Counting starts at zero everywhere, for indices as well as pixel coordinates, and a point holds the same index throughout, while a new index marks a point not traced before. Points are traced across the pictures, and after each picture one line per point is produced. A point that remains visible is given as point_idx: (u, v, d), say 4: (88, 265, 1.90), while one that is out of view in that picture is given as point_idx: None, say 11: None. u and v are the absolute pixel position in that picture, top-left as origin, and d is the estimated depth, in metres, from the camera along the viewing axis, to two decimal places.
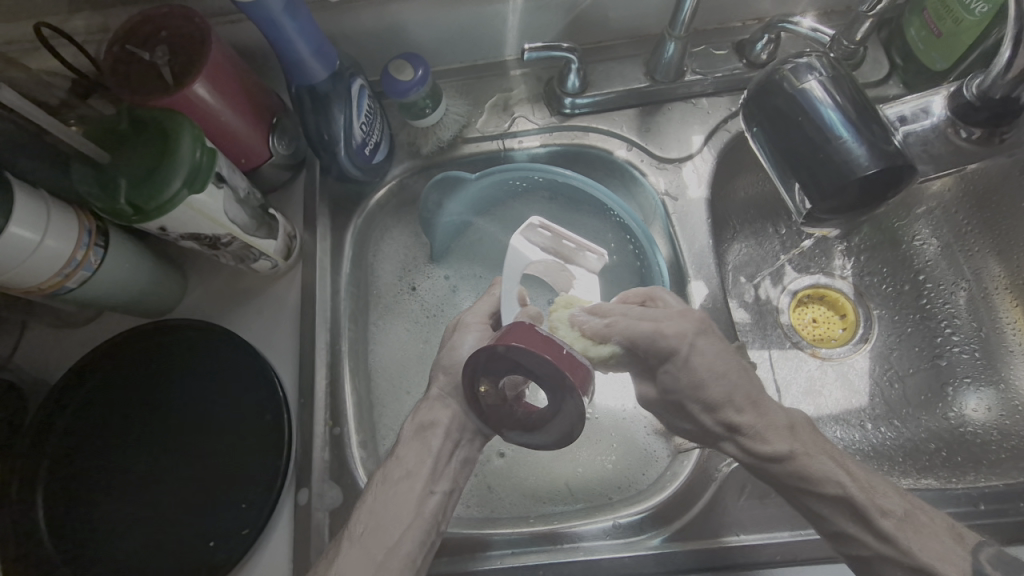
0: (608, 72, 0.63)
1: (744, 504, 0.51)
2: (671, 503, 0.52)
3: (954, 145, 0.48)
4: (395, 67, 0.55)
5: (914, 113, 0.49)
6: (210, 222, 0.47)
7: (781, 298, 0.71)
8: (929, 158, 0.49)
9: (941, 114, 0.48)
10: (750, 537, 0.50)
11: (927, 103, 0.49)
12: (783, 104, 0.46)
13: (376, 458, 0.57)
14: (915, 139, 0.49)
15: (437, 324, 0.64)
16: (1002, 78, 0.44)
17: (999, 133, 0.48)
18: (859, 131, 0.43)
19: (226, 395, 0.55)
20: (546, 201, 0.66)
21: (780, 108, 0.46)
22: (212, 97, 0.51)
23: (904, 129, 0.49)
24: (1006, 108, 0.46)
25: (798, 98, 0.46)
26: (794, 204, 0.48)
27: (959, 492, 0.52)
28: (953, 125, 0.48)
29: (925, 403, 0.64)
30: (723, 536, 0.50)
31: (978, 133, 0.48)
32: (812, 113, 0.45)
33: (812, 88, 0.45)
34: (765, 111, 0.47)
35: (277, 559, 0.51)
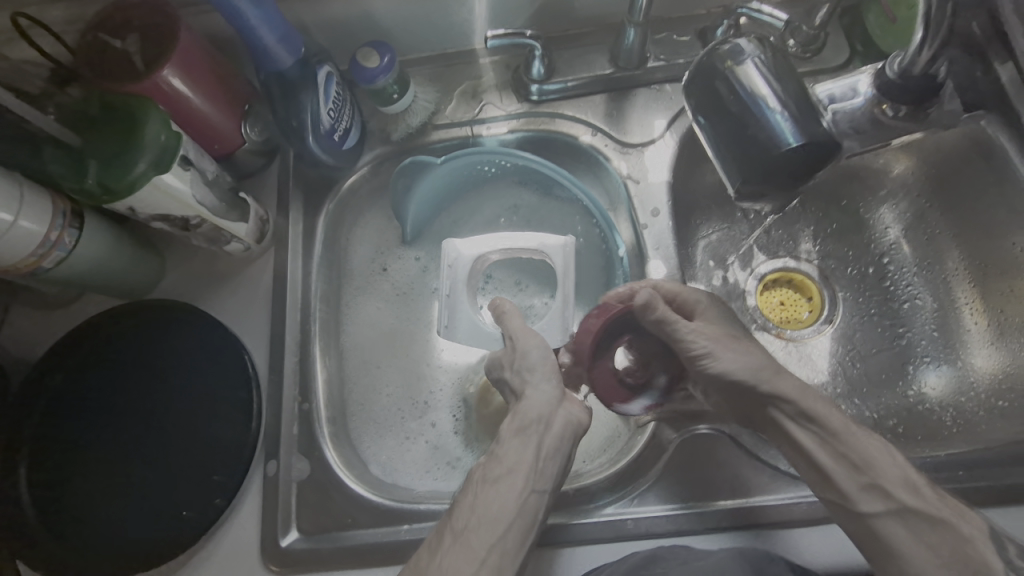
0: (575, 59, 0.64)
1: (700, 475, 0.52)
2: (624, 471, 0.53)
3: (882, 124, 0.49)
4: (362, 55, 0.57)
5: (842, 91, 0.50)
6: (179, 204, 0.49)
7: (749, 281, 0.73)
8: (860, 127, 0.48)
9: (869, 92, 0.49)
10: (705, 506, 0.51)
11: (854, 82, 0.49)
12: (718, 85, 0.48)
13: (345, 432, 0.59)
14: (843, 117, 0.49)
15: (408, 303, 0.67)
16: (917, 59, 0.45)
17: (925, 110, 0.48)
18: (795, 116, 0.45)
19: (201, 372, 0.57)
20: (515, 186, 0.68)
21: (726, 90, 0.47)
22: (180, 83, 0.52)
23: (832, 107, 0.49)
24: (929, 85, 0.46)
25: (731, 78, 0.47)
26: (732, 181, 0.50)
27: (906, 461, 0.53)
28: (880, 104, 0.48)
29: (887, 381, 0.65)
30: (678, 504, 0.52)
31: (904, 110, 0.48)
32: (754, 96, 0.46)
33: (744, 68, 0.47)
34: (712, 92, 0.48)
35: (246, 526, 0.53)
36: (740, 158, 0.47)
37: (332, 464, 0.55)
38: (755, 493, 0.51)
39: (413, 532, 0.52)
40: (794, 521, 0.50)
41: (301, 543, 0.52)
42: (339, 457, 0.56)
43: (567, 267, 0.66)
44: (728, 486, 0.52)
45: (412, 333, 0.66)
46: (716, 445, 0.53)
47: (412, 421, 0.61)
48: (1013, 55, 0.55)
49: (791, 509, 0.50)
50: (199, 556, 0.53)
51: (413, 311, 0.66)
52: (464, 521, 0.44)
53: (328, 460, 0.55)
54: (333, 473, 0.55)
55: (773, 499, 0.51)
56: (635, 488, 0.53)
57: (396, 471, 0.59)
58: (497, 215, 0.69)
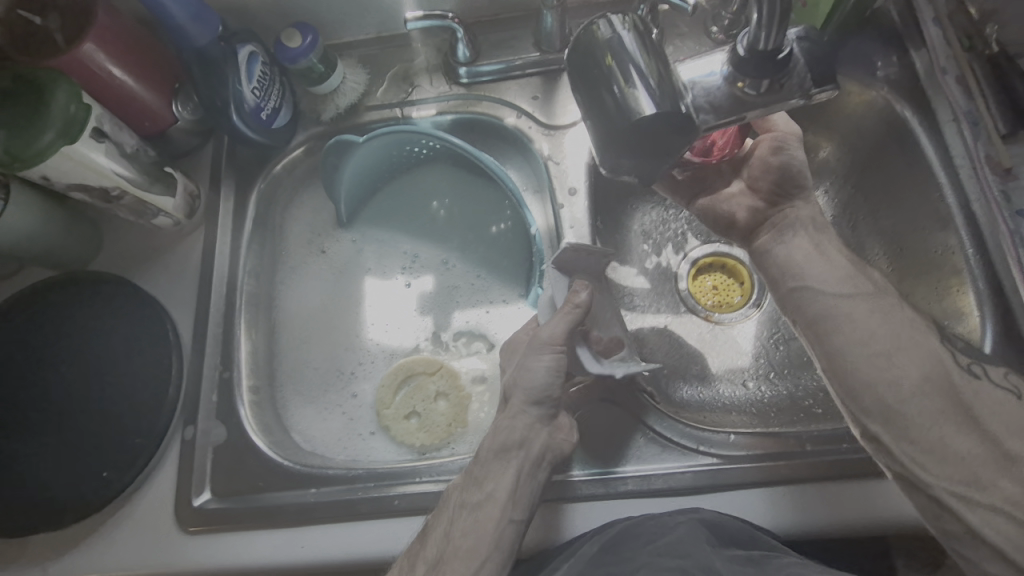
0: (502, 43, 0.66)
1: (596, 437, 0.54)
2: None
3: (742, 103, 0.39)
4: (284, 35, 0.59)
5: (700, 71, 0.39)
6: (95, 175, 0.51)
7: (681, 265, 0.74)
8: (718, 111, 0.39)
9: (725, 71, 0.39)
10: (596, 471, 0.52)
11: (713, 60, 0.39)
12: (584, 58, 0.40)
13: (268, 401, 0.61)
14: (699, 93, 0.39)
15: (341, 280, 0.68)
16: (758, 31, 0.35)
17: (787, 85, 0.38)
18: (651, 85, 0.37)
19: (123, 341, 0.59)
20: (447, 168, 0.70)
21: (593, 47, 0.40)
22: (102, 58, 0.54)
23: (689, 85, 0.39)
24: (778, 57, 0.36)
25: (599, 49, 0.40)
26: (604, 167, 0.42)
27: (808, 434, 0.52)
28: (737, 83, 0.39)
29: (807, 363, 0.66)
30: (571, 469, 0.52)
31: (762, 88, 0.38)
32: (618, 58, 0.39)
33: (611, 40, 0.39)
34: (580, 50, 0.41)
35: (164, 487, 0.56)
36: (595, 141, 0.40)
37: (247, 430, 0.57)
38: (644, 462, 0.52)
39: (317, 496, 0.54)
40: (681, 489, 0.51)
41: (213, 504, 0.55)
42: (257, 423, 0.58)
43: (492, 248, 0.68)
44: (623, 457, 0.52)
45: (342, 309, 0.67)
46: (612, 412, 0.54)
47: (336, 391, 0.64)
48: (927, 40, 0.58)
49: (677, 477, 0.51)
50: (117, 516, 0.55)
51: (346, 288, 0.68)
52: (438, 551, 0.46)
53: (244, 424, 0.57)
54: (248, 438, 0.57)
55: (660, 468, 0.52)
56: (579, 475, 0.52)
57: (315, 438, 0.61)
58: (430, 197, 0.70)
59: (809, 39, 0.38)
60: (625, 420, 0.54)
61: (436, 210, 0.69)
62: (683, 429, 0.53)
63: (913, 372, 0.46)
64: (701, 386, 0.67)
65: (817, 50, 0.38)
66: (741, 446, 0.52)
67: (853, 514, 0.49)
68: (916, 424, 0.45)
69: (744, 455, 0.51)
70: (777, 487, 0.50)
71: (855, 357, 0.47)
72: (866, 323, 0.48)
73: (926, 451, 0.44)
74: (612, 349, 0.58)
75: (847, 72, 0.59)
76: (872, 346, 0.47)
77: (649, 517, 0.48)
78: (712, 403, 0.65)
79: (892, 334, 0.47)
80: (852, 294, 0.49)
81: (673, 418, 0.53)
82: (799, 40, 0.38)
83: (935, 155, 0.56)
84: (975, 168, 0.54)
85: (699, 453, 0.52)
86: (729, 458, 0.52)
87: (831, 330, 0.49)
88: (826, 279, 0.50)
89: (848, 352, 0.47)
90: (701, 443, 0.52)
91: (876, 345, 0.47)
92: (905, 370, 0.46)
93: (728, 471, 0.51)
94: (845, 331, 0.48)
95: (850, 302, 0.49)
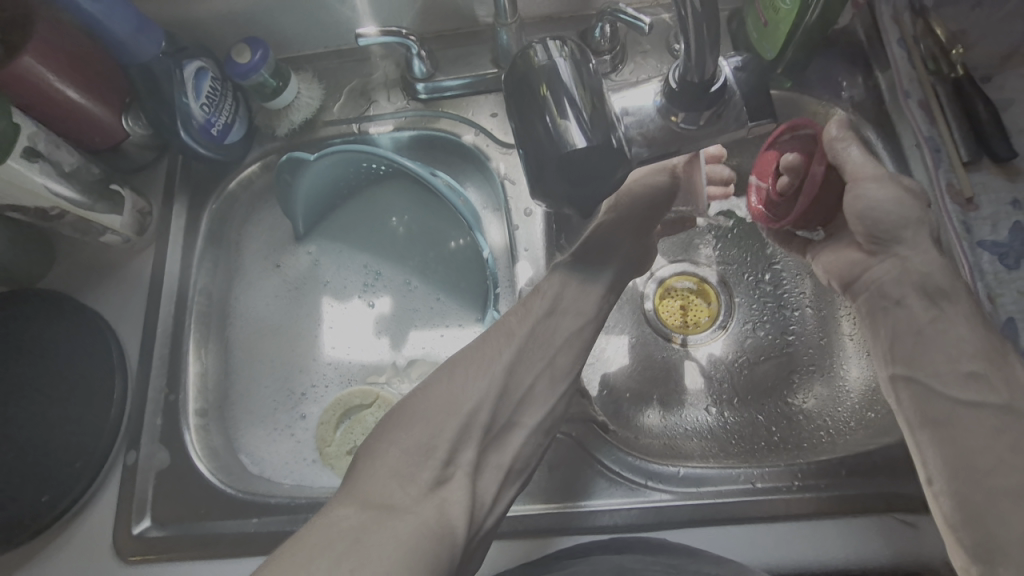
0: (460, 59, 0.64)
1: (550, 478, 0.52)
2: None
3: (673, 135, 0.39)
4: (235, 50, 0.58)
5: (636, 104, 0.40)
6: (31, 195, 0.50)
7: (647, 285, 0.70)
8: (653, 143, 0.39)
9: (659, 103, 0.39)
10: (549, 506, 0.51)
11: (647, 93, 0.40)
12: (520, 79, 0.38)
13: (218, 423, 0.60)
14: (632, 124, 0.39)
15: (299, 298, 0.67)
16: (689, 61, 0.35)
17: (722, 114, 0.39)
18: (584, 118, 0.36)
19: (65, 363, 0.57)
20: (409, 185, 0.68)
21: (529, 75, 0.37)
22: (45, 73, 0.52)
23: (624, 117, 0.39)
24: (712, 90, 0.37)
25: (535, 72, 0.37)
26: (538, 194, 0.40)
27: (765, 471, 0.50)
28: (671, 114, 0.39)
29: (771, 390, 0.63)
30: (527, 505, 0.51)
31: (696, 121, 0.38)
32: (554, 89, 0.36)
33: (548, 63, 0.37)
34: (517, 77, 0.38)
35: (104, 513, 0.54)
36: (530, 172, 0.38)
37: (190, 455, 0.56)
38: (590, 497, 0.51)
39: (260, 525, 0.52)
40: (629, 525, 0.49)
41: (154, 531, 0.53)
42: (202, 448, 0.57)
43: (451, 268, 0.66)
44: (571, 490, 0.51)
45: (296, 329, 0.66)
46: (561, 447, 0.53)
47: (285, 413, 0.62)
48: (891, 62, 0.56)
49: (622, 513, 0.50)
50: (56, 542, 0.54)
51: (302, 305, 0.67)
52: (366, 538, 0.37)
53: (188, 449, 0.56)
54: (192, 464, 0.56)
55: (606, 503, 0.50)
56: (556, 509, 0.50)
57: (265, 460, 0.60)
58: (390, 213, 0.69)
59: (747, 69, 0.39)
60: (574, 453, 0.52)
61: (396, 227, 0.68)
62: (632, 462, 0.51)
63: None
64: (664, 413, 0.62)
65: (753, 80, 0.39)
66: (691, 481, 0.50)
67: (802, 552, 0.48)
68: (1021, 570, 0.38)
69: (694, 492, 0.50)
70: (724, 526, 0.49)
71: (971, 482, 0.41)
72: (987, 439, 0.41)
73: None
74: None
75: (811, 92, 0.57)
76: (988, 465, 0.41)
77: (618, 556, 0.46)
78: (674, 430, 0.61)
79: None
80: (980, 401, 0.42)
81: (621, 451, 0.52)
82: (735, 71, 0.39)
83: None
84: (938, 198, 0.53)
85: (647, 489, 0.50)
86: (680, 495, 0.50)
87: (951, 434, 0.43)
88: (943, 374, 0.44)
89: (959, 462, 0.42)
90: (651, 478, 0.51)
91: (1001, 477, 0.40)
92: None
93: (679, 508, 0.49)
94: (973, 450, 0.42)
95: (971, 412, 0.43)
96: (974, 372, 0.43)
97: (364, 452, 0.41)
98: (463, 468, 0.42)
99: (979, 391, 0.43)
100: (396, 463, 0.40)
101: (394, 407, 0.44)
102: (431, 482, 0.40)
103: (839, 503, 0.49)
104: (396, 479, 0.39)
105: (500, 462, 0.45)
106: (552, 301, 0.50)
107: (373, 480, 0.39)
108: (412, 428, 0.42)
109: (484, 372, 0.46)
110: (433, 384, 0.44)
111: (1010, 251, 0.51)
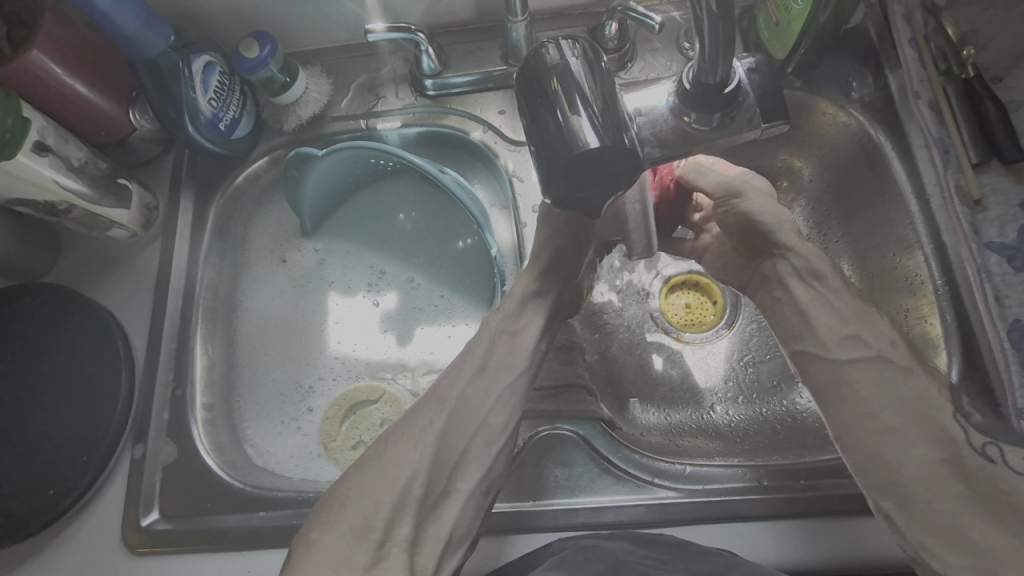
0: (468, 55, 0.64)
1: (512, 475, 0.52)
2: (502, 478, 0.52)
3: (686, 136, 0.39)
4: (243, 45, 0.58)
5: (649, 103, 0.40)
6: (38, 188, 0.50)
7: (653, 283, 0.70)
8: (665, 143, 0.40)
9: (672, 102, 0.39)
10: (510, 505, 0.51)
11: (660, 92, 0.40)
12: (535, 79, 0.38)
13: (224, 418, 0.60)
14: (645, 123, 0.40)
15: (305, 293, 0.67)
16: (703, 62, 0.35)
17: (734, 116, 0.39)
18: (596, 116, 0.36)
19: (70, 356, 0.56)
20: (416, 182, 0.68)
21: (541, 72, 0.37)
22: (53, 67, 0.51)
23: (637, 116, 0.40)
24: (727, 91, 0.37)
25: (549, 73, 0.37)
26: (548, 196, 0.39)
27: (769, 470, 0.51)
28: (684, 115, 0.39)
29: (776, 387, 0.63)
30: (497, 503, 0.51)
31: (709, 121, 0.38)
32: (565, 84, 0.36)
33: (562, 64, 0.37)
34: (529, 76, 0.38)
35: (111, 507, 0.55)
36: (540, 171, 0.38)
37: (197, 449, 0.56)
38: (595, 494, 0.51)
39: (265, 520, 0.53)
40: (632, 523, 0.50)
41: (161, 524, 0.54)
42: (209, 442, 0.57)
43: (457, 264, 0.66)
44: (577, 487, 0.51)
45: (303, 324, 0.66)
46: (567, 445, 0.53)
47: (293, 408, 0.63)
48: (901, 62, 0.57)
49: (628, 510, 0.50)
50: (63, 534, 0.54)
51: (308, 300, 0.67)
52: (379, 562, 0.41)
53: (194, 443, 0.56)
54: (199, 458, 0.56)
55: (612, 500, 0.51)
56: (550, 508, 0.51)
57: (269, 455, 0.61)
58: (397, 211, 0.69)
59: (760, 71, 0.40)
60: (579, 451, 0.52)
61: (404, 225, 0.68)
62: (638, 461, 0.52)
63: (927, 451, 0.42)
64: (669, 410, 0.63)
65: (767, 83, 0.39)
66: (697, 479, 0.51)
67: (806, 552, 0.48)
68: (933, 506, 0.40)
69: (700, 490, 0.50)
70: (729, 523, 0.49)
71: (863, 433, 0.44)
72: (870, 393, 0.44)
73: (933, 533, 0.40)
74: (570, 374, 0.57)
75: (821, 91, 0.58)
76: (878, 418, 0.44)
77: (613, 546, 0.46)
78: (681, 427, 0.61)
79: (911, 404, 0.43)
80: (852, 358, 0.46)
81: (628, 448, 0.52)
82: (749, 73, 0.40)
83: (907, 184, 0.55)
84: (945, 199, 0.53)
85: (654, 486, 0.51)
86: (686, 492, 0.50)
87: (837, 398, 0.46)
88: (829, 343, 0.47)
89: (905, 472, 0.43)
90: (657, 475, 0.51)
91: (886, 419, 0.43)
92: (906, 451, 0.42)
93: (684, 505, 0.50)
94: (851, 404, 0.45)
95: (852, 369, 0.46)
96: (848, 334, 0.47)
97: (302, 542, 0.42)
98: (401, 544, 0.42)
99: (856, 351, 0.46)
100: (335, 548, 0.41)
101: (328, 498, 0.44)
102: (367, 564, 0.40)
103: (832, 505, 0.49)
104: (379, 544, 0.41)
105: (441, 531, 0.44)
106: (481, 359, 0.49)
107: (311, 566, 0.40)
108: (347, 510, 0.42)
109: (429, 420, 0.46)
110: (368, 463, 0.44)
111: (1018, 254, 0.51)
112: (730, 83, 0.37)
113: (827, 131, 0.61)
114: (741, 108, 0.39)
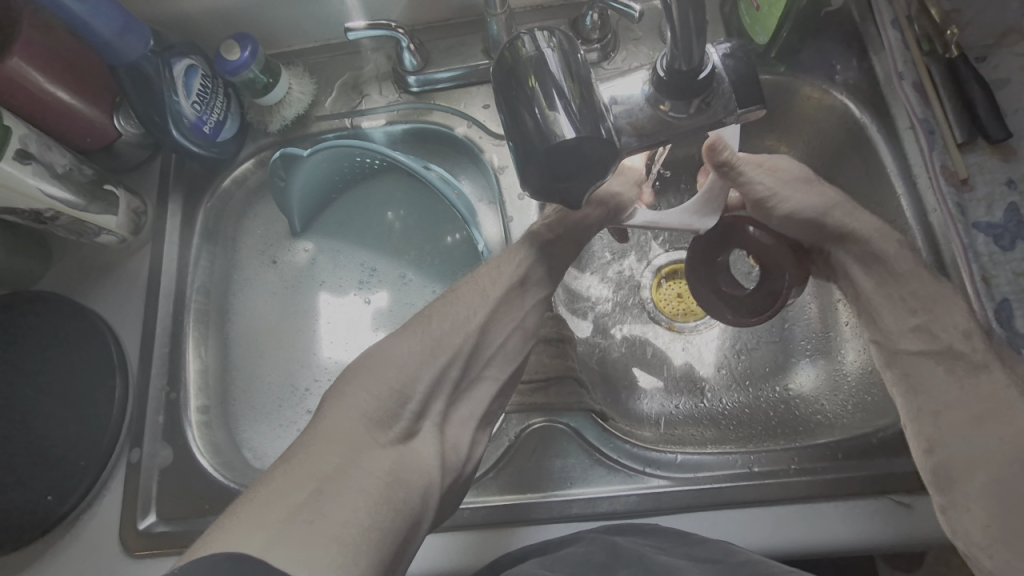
0: (449, 49, 0.64)
1: (504, 469, 0.52)
2: (504, 472, 0.52)
3: (664, 128, 0.39)
4: (223, 47, 0.57)
5: (625, 91, 0.40)
6: (23, 197, 0.50)
7: (645, 273, 0.69)
8: (643, 133, 0.40)
9: (648, 92, 0.39)
10: (497, 499, 0.51)
11: (636, 80, 0.40)
12: (515, 73, 0.37)
13: (220, 420, 0.61)
14: (621, 113, 0.40)
15: (296, 293, 0.67)
16: (675, 50, 0.35)
17: (710, 104, 0.39)
18: (572, 108, 0.35)
19: (63, 362, 0.57)
20: (403, 180, 0.68)
21: (516, 65, 0.37)
22: (36, 76, 0.52)
23: (612, 107, 0.40)
24: (700, 79, 0.37)
25: (528, 67, 0.37)
26: (527, 189, 0.39)
27: (762, 458, 0.51)
28: (660, 103, 0.39)
29: (768, 373, 0.63)
30: (481, 497, 0.52)
31: (684, 107, 0.38)
32: (541, 79, 0.36)
33: (541, 57, 0.37)
34: (505, 70, 0.38)
35: (110, 510, 0.55)
36: (518, 163, 0.38)
37: (193, 451, 0.57)
38: (588, 485, 0.51)
39: None
40: (625, 513, 0.50)
41: (159, 527, 0.54)
42: (204, 444, 0.58)
43: (448, 258, 0.67)
44: (571, 479, 0.52)
45: (296, 324, 0.66)
46: (559, 436, 0.53)
47: (290, 409, 0.63)
48: (884, 44, 0.57)
49: (621, 500, 0.50)
50: (64, 538, 0.54)
51: (300, 300, 0.67)
52: None
53: (190, 444, 0.57)
54: (195, 459, 0.56)
55: (605, 490, 0.51)
56: (543, 498, 0.51)
57: (268, 456, 0.61)
58: (384, 208, 0.68)
59: (735, 57, 0.39)
60: (572, 442, 0.53)
61: (392, 223, 0.68)
62: (631, 452, 0.52)
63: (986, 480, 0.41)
64: (663, 399, 0.63)
65: (742, 68, 0.39)
66: (689, 467, 0.51)
67: (802, 537, 0.48)
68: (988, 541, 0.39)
69: (693, 479, 0.51)
70: (725, 511, 0.49)
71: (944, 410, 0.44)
72: None
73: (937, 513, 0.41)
74: (561, 365, 0.56)
75: (805, 75, 0.58)
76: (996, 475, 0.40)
77: (613, 536, 0.46)
78: (675, 416, 0.61)
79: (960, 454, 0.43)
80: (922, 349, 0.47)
81: (620, 439, 0.52)
82: (723, 58, 0.39)
83: (893, 165, 0.55)
84: (931, 179, 0.53)
85: (648, 476, 0.51)
86: (681, 480, 0.50)
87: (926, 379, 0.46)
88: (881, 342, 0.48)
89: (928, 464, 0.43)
90: (649, 465, 0.51)
91: None
92: None
93: (678, 493, 0.50)
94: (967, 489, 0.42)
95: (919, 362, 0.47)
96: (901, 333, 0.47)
97: None
98: None
99: None
100: None
101: (370, 369, 0.43)
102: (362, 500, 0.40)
103: (828, 489, 0.49)
104: None
105: None
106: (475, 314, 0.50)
107: (332, 422, 0.40)
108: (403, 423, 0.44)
109: None
110: None
111: (1006, 232, 0.51)
112: (705, 66, 0.37)
113: (813, 115, 0.61)
114: (716, 92, 0.38)
